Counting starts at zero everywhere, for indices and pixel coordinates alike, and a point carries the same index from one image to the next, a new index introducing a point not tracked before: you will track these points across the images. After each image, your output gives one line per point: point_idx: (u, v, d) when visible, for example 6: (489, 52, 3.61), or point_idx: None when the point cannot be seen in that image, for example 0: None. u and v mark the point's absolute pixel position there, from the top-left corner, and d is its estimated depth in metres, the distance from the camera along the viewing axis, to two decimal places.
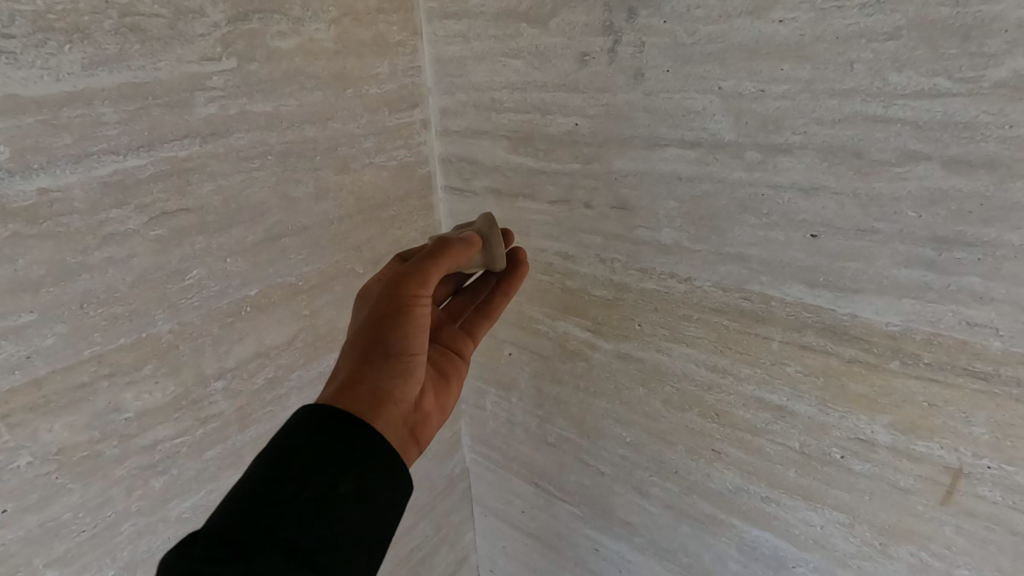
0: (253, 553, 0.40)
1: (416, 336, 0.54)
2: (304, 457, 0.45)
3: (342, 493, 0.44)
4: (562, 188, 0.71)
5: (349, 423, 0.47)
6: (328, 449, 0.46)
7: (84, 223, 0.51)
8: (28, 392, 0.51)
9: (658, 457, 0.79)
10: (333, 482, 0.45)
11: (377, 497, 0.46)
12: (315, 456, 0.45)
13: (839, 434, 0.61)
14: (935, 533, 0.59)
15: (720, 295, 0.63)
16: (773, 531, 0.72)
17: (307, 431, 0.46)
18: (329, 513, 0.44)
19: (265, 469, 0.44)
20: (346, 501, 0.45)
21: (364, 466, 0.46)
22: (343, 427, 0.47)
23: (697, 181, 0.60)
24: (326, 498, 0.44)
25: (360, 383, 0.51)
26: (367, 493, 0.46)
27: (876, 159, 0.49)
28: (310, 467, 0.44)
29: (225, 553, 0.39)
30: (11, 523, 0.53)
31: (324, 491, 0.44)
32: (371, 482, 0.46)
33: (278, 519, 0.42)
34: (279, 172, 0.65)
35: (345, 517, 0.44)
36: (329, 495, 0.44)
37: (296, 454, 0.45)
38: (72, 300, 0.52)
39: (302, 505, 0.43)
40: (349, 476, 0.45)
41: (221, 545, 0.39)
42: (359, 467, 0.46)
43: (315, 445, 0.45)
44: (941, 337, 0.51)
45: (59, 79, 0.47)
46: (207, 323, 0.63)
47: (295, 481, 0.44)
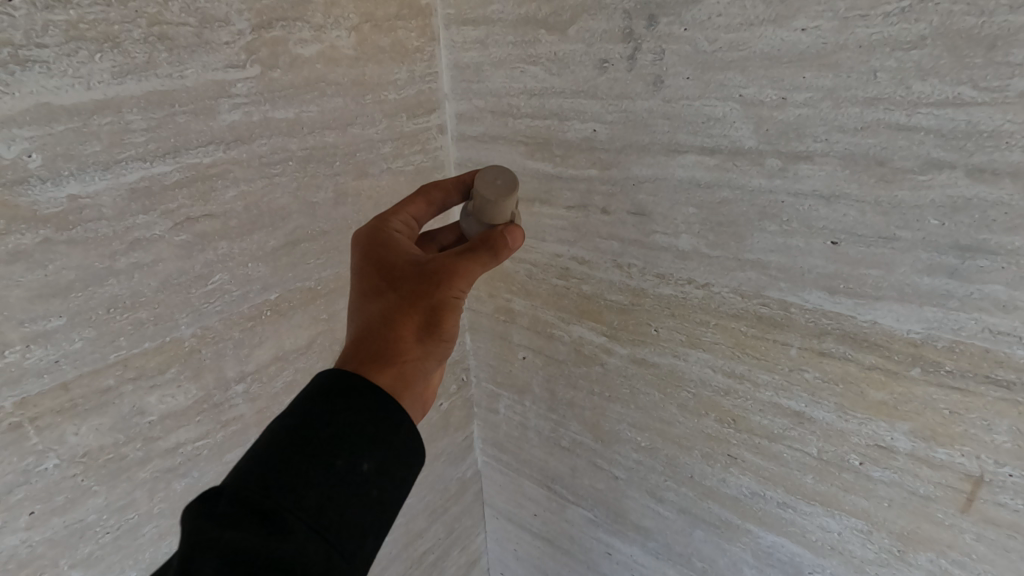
0: (274, 524, 0.39)
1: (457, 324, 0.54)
2: (329, 429, 0.43)
3: (364, 471, 0.43)
4: (579, 194, 0.72)
5: (376, 397, 0.46)
6: (354, 423, 0.44)
7: (111, 229, 0.51)
8: (57, 395, 0.52)
9: (673, 462, 0.79)
10: (357, 457, 0.43)
11: (398, 473, 0.46)
12: (338, 430, 0.44)
13: (857, 440, 0.61)
14: (955, 540, 0.59)
15: (738, 302, 0.63)
16: (789, 537, 0.72)
17: (332, 403, 0.45)
18: (351, 488, 0.43)
19: (289, 436, 0.43)
20: (367, 477, 0.43)
21: (387, 442, 0.45)
22: (368, 403, 0.45)
23: (716, 188, 0.60)
24: (349, 472, 0.43)
25: (407, 365, 0.50)
26: (389, 469, 0.45)
27: (898, 167, 0.49)
28: (334, 439, 0.43)
29: (247, 520, 0.39)
30: (38, 525, 0.54)
31: (346, 465, 0.43)
32: (393, 458, 0.45)
33: (300, 490, 0.41)
34: (299, 177, 0.65)
35: (367, 492, 0.43)
36: (352, 470, 0.43)
37: (322, 425, 0.43)
38: (100, 305, 0.52)
39: (324, 477, 0.42)
40: (371, 453, 0.44)
41: (242, 509, 0.39)
42: (383, 444, 0.45)
43: (340, 416, 0.44)
44: (963, 344, 0.51)
45: (89, 87, 0.47)
46: (229, 327, 0.63)
47: (319, 452, 0.43)
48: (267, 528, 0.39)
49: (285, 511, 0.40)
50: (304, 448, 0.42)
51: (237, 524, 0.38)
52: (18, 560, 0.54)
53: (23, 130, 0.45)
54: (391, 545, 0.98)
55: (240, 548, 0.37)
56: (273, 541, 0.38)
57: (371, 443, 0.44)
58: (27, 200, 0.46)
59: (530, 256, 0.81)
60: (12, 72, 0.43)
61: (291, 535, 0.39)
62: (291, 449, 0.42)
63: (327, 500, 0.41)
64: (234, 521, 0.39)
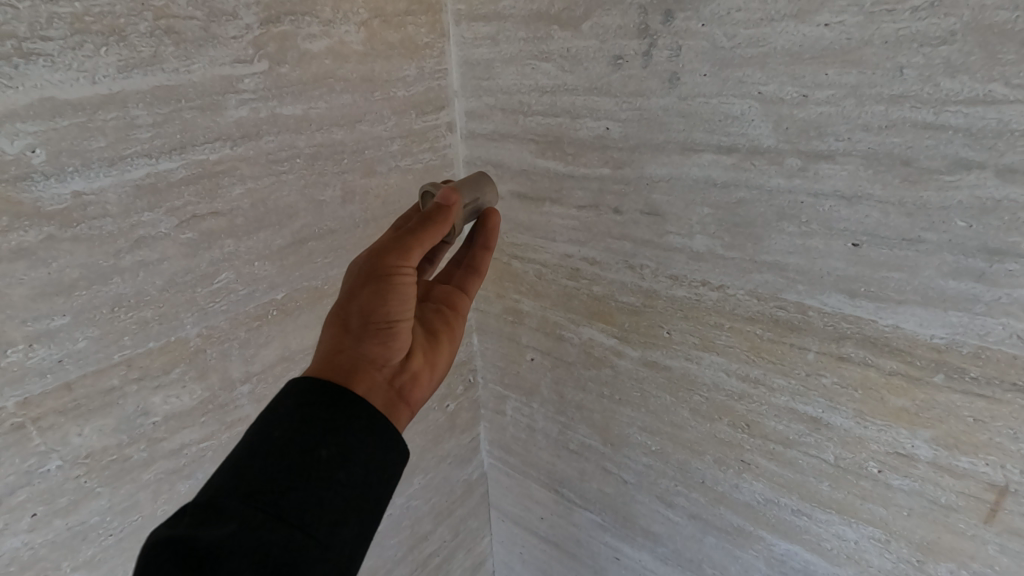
0: (239, 517, 0.39)
1: (400, 305, 0.53)
2: (291, 422, 0.44)
3: (323, 459, 0.43)
4: (590, 193, 0.70)
5: (329, 389, 0.46)
6: (309, 414, 0.45)
7: (116, 226, 0.50)
8: (59, 395, 0.51)
9: (684, 467, 0.78)
10: (319, 446, 0.44)
11: (366, 460, 0.45)
12: (296, 425, 0.44)
13: (876, 448, 0.60)
14: (977, 552, 0.58)
15: (754, 304, 0.62)
16: (803, 545, 0.71)
17: (295, 399, 0.46)
18: (316, 477, 0.43)
19: (253, 436, 0.44)
20: (328, 464, 0.43)
21: (348, 430, 0.45)
22: (322, 396, 0.46)
23: (732, 188, 0.58)
24: (310, 462, 0.43)
25: (342, 352, 0.50)
26: (356, 457, 0.44)
27: (925, 167, 0.48)
28: (291, 433, 0.44)
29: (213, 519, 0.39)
30: (41, 527, 0.53)
31: (307, 456, 0.43)
32: (358, 446, 0.45)
33: (263, 482, 0.41)
34: (307, 174, 0.64)
35: (331, 483, 0.43)
36: (312, 459, 0.43)
37: (280, 424, 0.44)
38: (104, 304, 0.51)
39: (288, 468, 0.42)
40: (331, 441, 0.44)
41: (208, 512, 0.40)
42: (344, 430, 0.45)
43: (296, 412, 0.45)
44: (990, 350, 0.50)
45: (94, 81, 0.46)
46: (235, 326, 0.62)
47: (282, 445, 0.43)
48: (232, 519, 0.39)
49: (249, 504, 0.40)
50: (268, 444, 0.43)
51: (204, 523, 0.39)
52: (20, 562, 0.53)
53: (27, 125, 0.44)
54: (396, 547, 0.96)
55: (205, 538, 0.38)
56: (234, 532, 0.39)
57: (328, 431, 0.44)
58: (30, 196, 0.45)
59: (539, 256, 0.80)
60: (16, 65, 0.42)
61: (254, 525, 0.39)
62: (258, 444, 0.43)
63: (290, 490, 0.42)
64: (201, 516, 0.39)
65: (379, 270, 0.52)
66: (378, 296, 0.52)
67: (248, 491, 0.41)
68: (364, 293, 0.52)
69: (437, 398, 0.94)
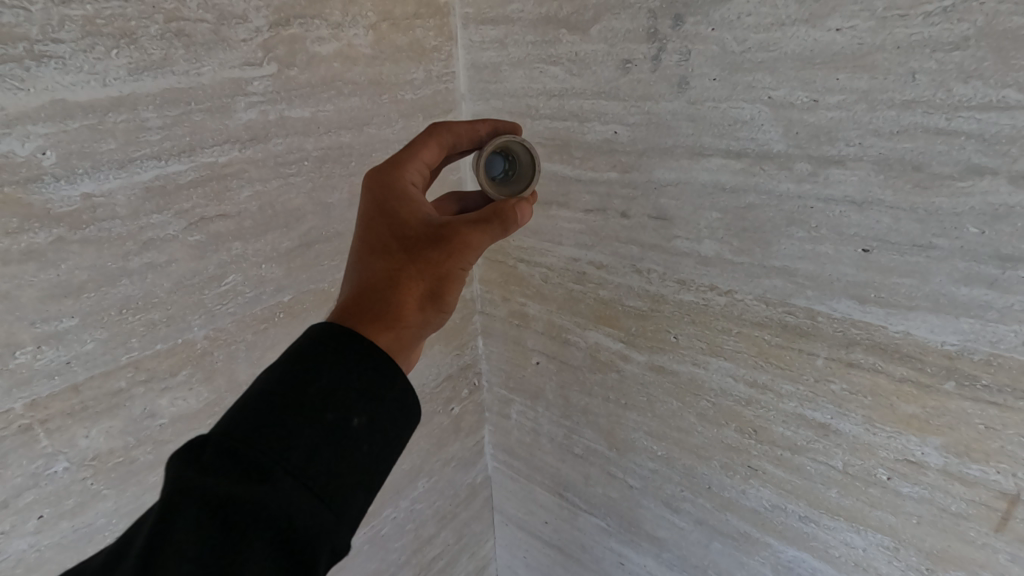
0: (262, 475, 0.33)
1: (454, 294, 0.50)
2: (324, 378, 0.37)
3: (353, 425, 0.37)
4: (598, 197, 0.70)
5: (375, 355, 0.40)
6: (344, 372, 0.38)
7: (125, 228, 0.50)
8: (66, 397, 0.51)
9: (690, 472, 0.77)
10: (346, 410, 0.37)
11: (390, 433, 0.39)
12: (331, 382, 0.37)
13: (885, 455, 0.59)
14: (988, 560, 0.57)
15: (763, 309, 0.62)
16: (811, 551, 0.70)
17: (322, 349, 0.39)
18: (340, 444, 0.36)
19: (282, 383, 0.37)
20: (357, 432, 0.37)
21: (381, 396, 0.39)
22: (364, 360, 0.39)
23: (741, 192, 0.58)
24: (339, 425, 0.37)
25: (409, 326, 0.44)
26: (381, 427, 0.39)
27: (937, 172, 0.47)
28: (325, 390, 0.37)
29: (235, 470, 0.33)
30: (46, 529, 0.53)
31: (336, 418, 0.37)
32: (387, 417, 0.39)
33: (291, 440, 0.35)
34: (315, 177, 0.64)
35: (355, 451, 0.37)
36: (340, 422, 0.37)
37: (312, 377, 0.37)
38: (112, 306, 0.51)
39: (311, 428, 0.36)
40: (362, 407, 0.38)
41: (229, 460, 0.34)
42: (378, 398, 0.39)
43: (330, 365, 0.38)
44: (1001, 358, 0.49)
45: (105, 84, 0.46)
46: (241, 329, 0.62)
47: (312, 404, 0.36)
48: (249, 479, 0.33)
49: (269, 464, 0.34)
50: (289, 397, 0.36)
51: (225, 473, 0.33)
52: (26, 565, 0.53)
53: (38, 127, 0.44)
54: (400, 551, 0.96)
55: (223, 497, 0.32)
56: (252, 495, 0.33)
57: (364, 396, 0.38)
58: (41, 198, 0.45)
59: (546, 260, 0.80)
60: (27, 68, 0.43)
61: (275, 489, 0.33)
62: (281, 396, 0.36)
63: (316, 453, 0.35)
64: (212, 470, 0.33)
65: (466, 258, 0.47)
66: (456, 284, 0.47)
67: (267, 448, 0.34)
68: (443, 274, 0.46)
69: (442, 401, 0.94)
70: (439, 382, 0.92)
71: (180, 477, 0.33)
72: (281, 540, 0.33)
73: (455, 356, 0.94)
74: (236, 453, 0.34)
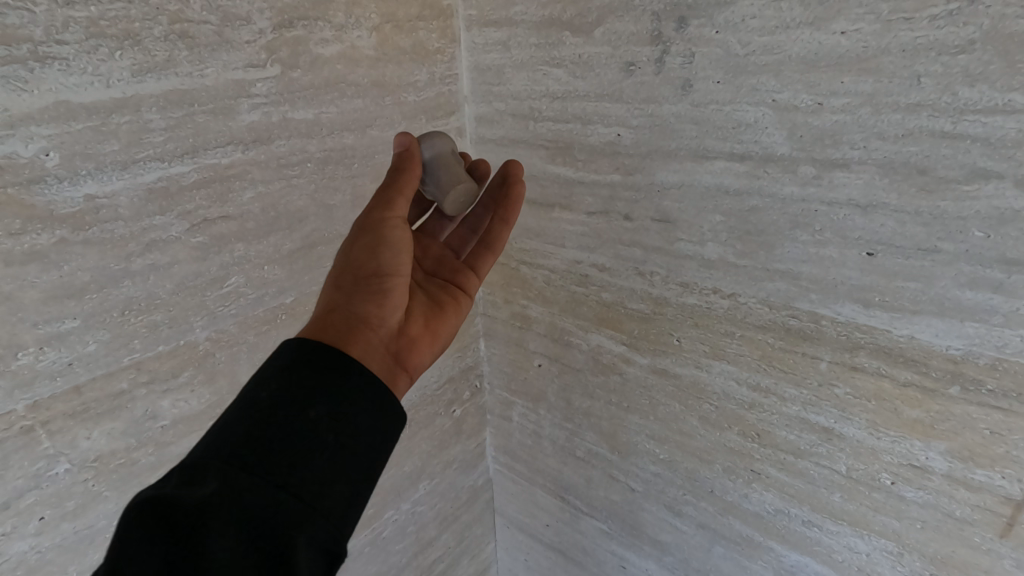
0: (225, 475, 0.36)
1: (397, 269, 0.52)
2: (282, 381, 0.40)
3: (313, 418, 0.39)
4: (600, 200, 0.70)
5: (331, 355, 0.43)
6: (301, 374, 0.41)
7: (128, 230, 0.50)
8: (68, 398, 0.51)
9: (692, 475, 0.77)
10: (307, 404, 0.40)
11: (357, 424, 0.41)
12: (288, 384, 0.40)
13: (889, 459, 0.59)
14: (993, 566, 0.56)
15: (766, 312, 0.61)
16: (813, 556, 0.69)
17: (281, 362, 0.42)
18: (304, 437, 0.39)
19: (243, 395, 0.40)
20: (319, 425, 0.39)
21: (339, 389, 0.41)
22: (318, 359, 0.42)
23: (745, 195, 0.58)
24: (299, 421, 0.39)
25: (336, 312, 0.48)
26: (344, 417, 0.41)
27: (942, 176, 0.47)
28: (282, 392, 0.40)
29: (201, 477, 0.36)
30: (48, 530, 0.53)
31: (297, 415, 0.39)
32: (350, 407, 0.41)
33: (254, 441, 0.37)
34: (318, 179, 0.64)
35: (320, 444, 0.39)
36: (301, 418, 0.39)
37: (270, 383, 0.40)
38: (114, 308, 0.51)
39: (273, 426, 0.38)
40: (321, 401, 0.40)
41: (196, 470, 0.36)
42: (336, 392, 0.41)
43: (288, 372, 0.41)
44: (1006, 362, 0.49)
45: (109, 85, 0.46)
46: (243, 330, 0.62)
47: (272, 407, 0.39)
48: (216, 484, 0.35)
49: (235, 465, 0.36)
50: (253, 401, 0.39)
51: (193, 481, 0.35)
52: (27, 566, 0.53)
53: (42, 128, 0.44)
54: (401, 553, 0.96)
55: (190, 501, 0.34)
56: (222, 494, 0.35)
57: (321, 390, 0.41)
58: (44, 199, 0.45)
59: (549, 262, 0.80)
60: (31, 69, 0.43)
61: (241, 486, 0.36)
62: (244, 406, 0.39)
63: (278, 449, 0.38)
64: (184, 479, 0.36)
65: None
66: None
67: (233, 450, 0.37)
68: None
69: (443, 403, 0.94)
70: (441, 384, 0.92)
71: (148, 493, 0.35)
72: (252, 534, 0.35)
73: (457, 358, 0.94)
74: (201, 464, 0.36)
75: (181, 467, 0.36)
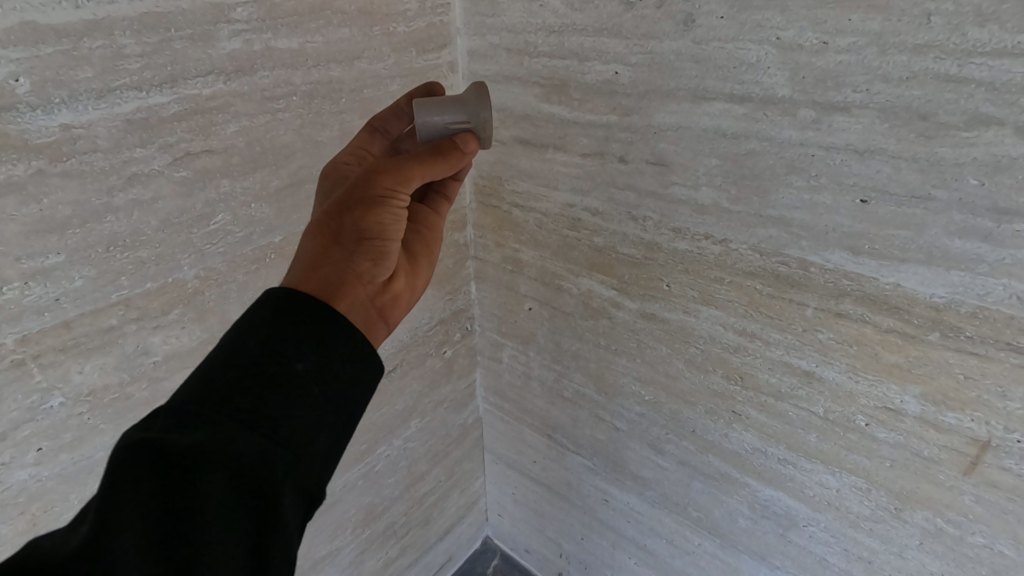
0: (212, 423, 0.36)
1: (392, 226, 0.51)
2: (267, 332, 0.40)
3: (300, 370, 0.39)
4: (595, 141, 0.69)
5: (318, 309, 0.42)
6: (287, 325, 0.40)
7: (108, 162, 0.49)
8: (58, 333, 0.50)
9: (676, 416, 0.79)
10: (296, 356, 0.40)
11: (343, 376, 0.41)
12: (274, 335, 0.40)
13: (865, 401, 0.61)
14: (954, 502, 0.59)
15: (756, 259, 0.62)
16: (786, 491, 0.73)
17: (267, 310, 0.41)
18: (291, 386, 0.39)
19: (228, 343, 0.39)
20: (307, 378, 0.39)
21: (326, 342, 0.41)
22: (306, 311, 0.42)
23: (743, 139, 0.57)
24: (286, 372, 0.39)
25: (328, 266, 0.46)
26: (330, 369, 0.40)
27: (942, 122, 0.46)
28: (268, 344, 0.39)
29: (187, 423, 0.36)
30: (46, 461, 0.54)
31: (283, 366, 0.39)
32: (337, 360, 0.41)
33: (241, 391, 0.37)
34: (304, 113, 0.62)
35: (307, 393, 0.39)
36: (287, 370, 0.39)
37: (256, 333, 0.40)
38: (99, 243, 0.50)
39: (261, 375, 0.38)
40: (309, 355, 0.40)
41: (182, 415, 0.36)
42: (324, 344, 0.41)
43: (274, 322, 0.41)
44: (987, 310, 0.50)
45: (78, 5, 0.44)
46: (232, 269, 0.62)
47: (259, 357, 0.39)
48: (202, 430, 0.35)
49: (224, 413, 0.36)
50: (241, 351, 0.39)
51: (179, 426, 0.35)
52: (28, 494, 0.54)
53: (9, 51, 0.42)
54: (394, 486, 0.99)
55: (177, 447, 0.34)
56: (210, 440, 0.35)
57: (309, 344, 0.40)
58: (16, 127, 0.43)
59: (541, 205, 0.79)
60: None
61: (229, 436, 0.36)
62: (229, 353, 0.39)
63: (265, 399, 0.38)
64: (170, 424, 0.36)
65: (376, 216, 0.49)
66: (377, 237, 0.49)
67: (221, 398, 0.37)
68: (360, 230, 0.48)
69: (434, 344, 0.95)
70: (433, 326, 0.93)
71: (134, 435, 0.35)
72: (241, 480, 0.35)
73: (448, 301, 0.94)
74: (188, 410, 0.36)
75: (167, 411, 0.36)
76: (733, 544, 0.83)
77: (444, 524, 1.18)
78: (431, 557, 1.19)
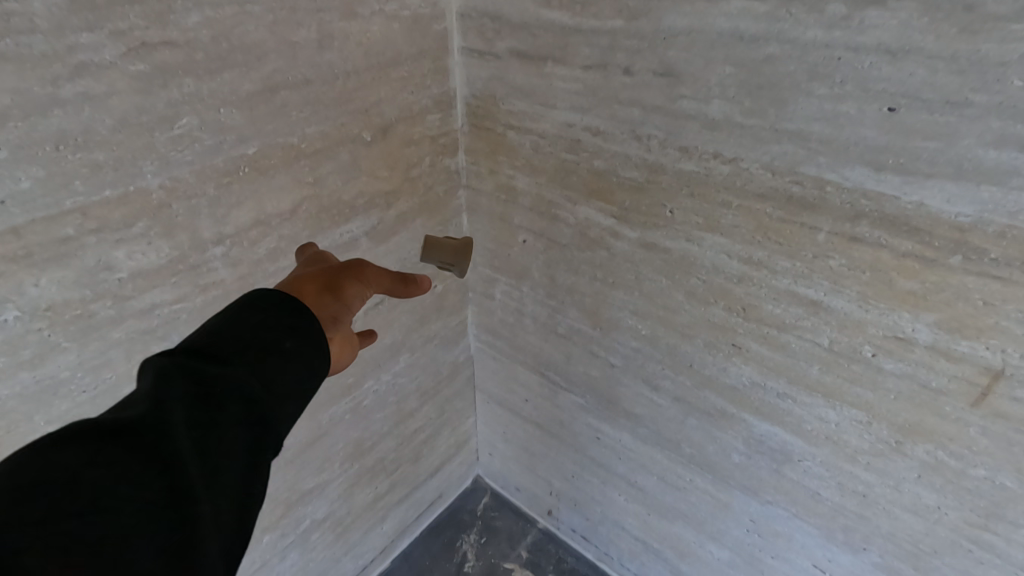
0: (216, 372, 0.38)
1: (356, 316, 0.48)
2: (259, 316, 0.42)
3: (287, 346, 0.41)
4: (599, 51, 0.63)
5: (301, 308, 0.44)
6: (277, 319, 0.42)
7: (49, 46, 0.43)
8: (7, 240, 0.46)
9: (673, 351, 0.77)
10: (276, 338, 0.41)
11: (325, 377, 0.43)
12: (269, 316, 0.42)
13: (874, 331, 0.58)
14: (958, 434, 0.57)
15: (768, 180, 0.57)
16: (783, 426, 0.71)
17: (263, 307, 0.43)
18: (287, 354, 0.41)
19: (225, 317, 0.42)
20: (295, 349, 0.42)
21: (314, 331, 0.43)
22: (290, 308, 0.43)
23: (762, 42, 0.52)
24: (276, 342, 0.41)
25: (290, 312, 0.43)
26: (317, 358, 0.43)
27: (989, 14, 0.41)
28: (259, 326, 0.42)
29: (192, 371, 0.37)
30: (5, 379, 0.51)
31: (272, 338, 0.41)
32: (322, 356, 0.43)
33: (239, 345, 0.40)
34: (277, 8, 0.56)
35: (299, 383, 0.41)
36: (275, 343, 0.41)
37: (252, 313, 0.42)
38: (47, 140, 0.45)
39: (260, 338, 0.41)
40: (296, 332, 0.42)
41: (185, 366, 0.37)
42: (313, 329, 0.43)
43: (265, 309, 0.43)
44: (1016, 230, 0.46)
45: None
46: (202, 181, 0.57)
47: (255, 331, 0.41)
48: (208, 376, 0.37)
49: (230, 364, 0.39)
50: (241, 320, 0.42)
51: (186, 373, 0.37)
52: None
53: None
54: (383, 421, 0.98)
55: (191, 387, 0.36)
56: (214, 389, 0.37)
57: (294, 324, 0.42)
58: None
59: (538, 126, 0.74)
60: None
61: (231, 385, 0.38)
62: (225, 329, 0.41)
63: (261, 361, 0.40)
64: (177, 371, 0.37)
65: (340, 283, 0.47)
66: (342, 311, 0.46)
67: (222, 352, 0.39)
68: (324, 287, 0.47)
69: (424, 278, 0.91)
70: None
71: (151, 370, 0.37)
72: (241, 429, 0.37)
73: (439, 232, 0.90)
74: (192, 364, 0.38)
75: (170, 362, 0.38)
76: (725, 480, 0.82)
77: (435, 461, 1.18)
78: (422, 493, 1.19)
